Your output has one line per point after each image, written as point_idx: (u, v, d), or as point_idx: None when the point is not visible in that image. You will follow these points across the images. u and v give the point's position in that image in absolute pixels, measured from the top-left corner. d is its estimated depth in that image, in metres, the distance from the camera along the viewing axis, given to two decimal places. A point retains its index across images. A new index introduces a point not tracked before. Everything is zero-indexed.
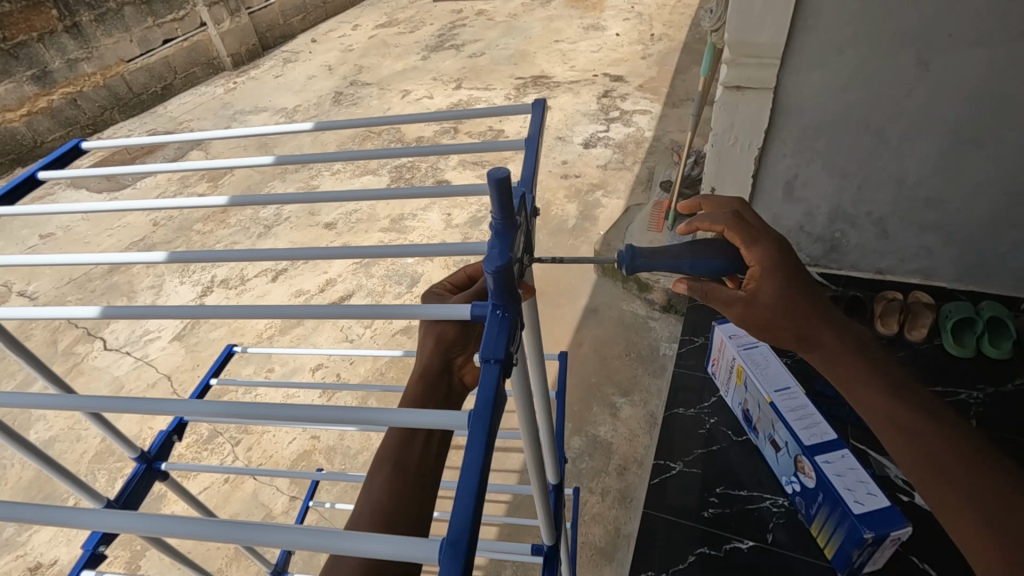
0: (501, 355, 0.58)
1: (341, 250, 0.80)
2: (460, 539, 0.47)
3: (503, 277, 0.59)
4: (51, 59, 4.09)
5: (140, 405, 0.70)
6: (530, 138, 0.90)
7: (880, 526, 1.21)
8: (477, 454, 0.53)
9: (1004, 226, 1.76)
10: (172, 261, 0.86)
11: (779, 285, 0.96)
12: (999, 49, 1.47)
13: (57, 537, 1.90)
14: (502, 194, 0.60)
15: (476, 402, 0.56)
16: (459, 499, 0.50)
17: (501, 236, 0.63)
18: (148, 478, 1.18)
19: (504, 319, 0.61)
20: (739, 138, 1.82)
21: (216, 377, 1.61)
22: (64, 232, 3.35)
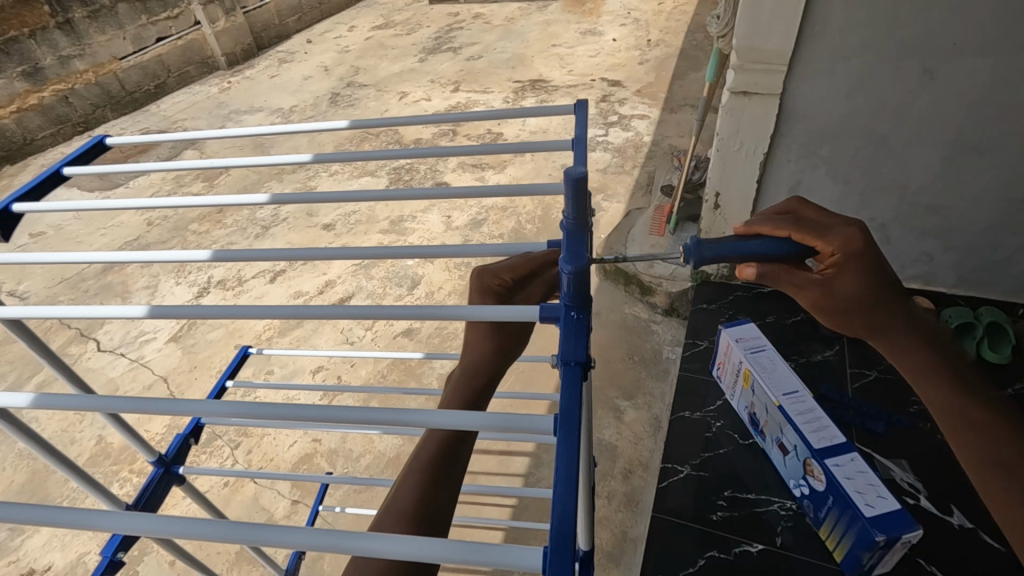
0: (581, 356, 0.61)
1: (396, 250, 0.82)
2: (567, 540, 0.46)
3: (578, 279, 0.64)
4: (43, 56, 4.03)
5: (152, 405, 0.65)
6: (577, 137, 0.90)
7: (891, 529, 1.22)
8: (572, 449, 0.53)
9: (1003, 233, 1.79)
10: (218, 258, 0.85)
11: (861, 274, 0.87)
12: (1003, 59, 1.49)
13: (51, 542, 1.86)
14: (576, 199, 0.63)
15: (562, 404, 0.57)
16: (558, 503, 0.49)
17: (573, 239, 0.66)
18: (164, 482, 1.16)
19: (579, 321, 0.64)
20: (745, 144, 1.83)
21: (232, 379, 1.59)
22: (55, 231, 3.30)
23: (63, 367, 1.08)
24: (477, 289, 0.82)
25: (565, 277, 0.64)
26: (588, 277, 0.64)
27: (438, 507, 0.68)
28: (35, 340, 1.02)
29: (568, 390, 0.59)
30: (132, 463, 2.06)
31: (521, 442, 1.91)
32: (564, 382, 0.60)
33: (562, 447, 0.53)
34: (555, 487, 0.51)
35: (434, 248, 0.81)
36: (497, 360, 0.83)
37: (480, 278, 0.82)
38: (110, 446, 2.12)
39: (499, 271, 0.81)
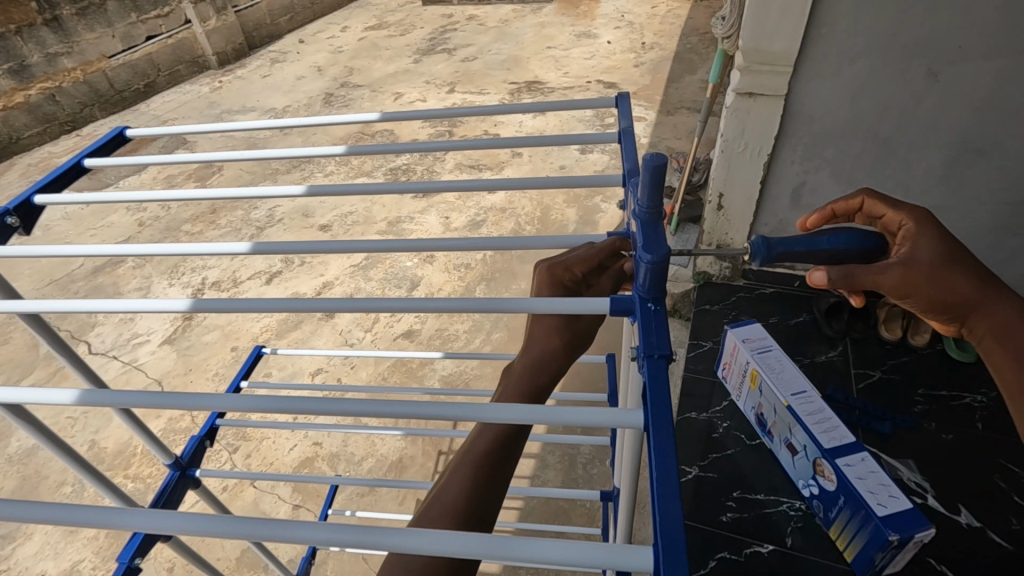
0: (666, 350, 0.59)
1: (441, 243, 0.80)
2: (679, 539, 0.46)
3: (656, 270, 0.62)
4: (30, 53, 3.95)
5: (187, 399, 0.66)
6: (623, 131, 0.92)
7: (904, 528, 1.22)
8: (669, 446, 0.52)
9: (1004, 234, 1.81)
10: (256, 251, 0.84)
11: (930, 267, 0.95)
12: (1006, 61, 1.51)
13: (43, 550, 1.81)
14: (655, 185, 0.61)
15: (649, 395, 0.56)
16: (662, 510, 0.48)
17: (649, 229, 0.64)
18: (181, 485, 1.14)
19: (658, 313, 0.63)
20: (750, 145, 1.84)
21: (246, 379, 1.55)
22: (43, 232, 3.22)
23: (80, 365, 1.04)
24: (546, 281, 0.79)
25: (643, 267, 0.62)
26: (667, 267, 0.61)
27: (485, 505, 0.65)
28: (54, 335, 0.99)
29: (656, 383, 0.57)
30: (127, 468, 2.01)
31: (526, 444, 1.90)
32: (651, 374, 0.57)
33: (661, 444, 0.52)
34: (656, 487, 0.49)
35: (479, 241, 0.80)
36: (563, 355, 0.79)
37: (549, 271, 0.80)
38: (104, 451, 2.07)
39: (570, 264, 0.80)
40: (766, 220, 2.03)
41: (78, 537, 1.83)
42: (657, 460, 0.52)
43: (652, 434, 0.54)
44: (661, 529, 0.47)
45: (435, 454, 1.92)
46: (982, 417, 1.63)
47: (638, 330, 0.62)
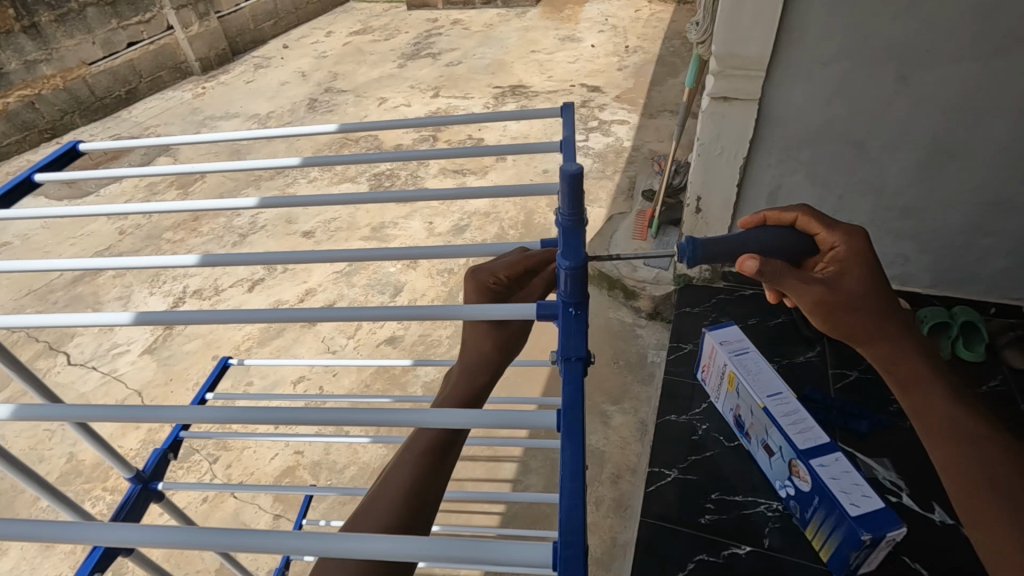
0: (582, 352, 0.62)
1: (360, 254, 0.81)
2: (579, 537, 0.46)
3: (577, 276, 0.63)
4: (8, 60, 3.91)
5: (148, 411, 0.66)
6: (566, 138, 0.89)
7: (876, 528, 1.23)
8: (576, 442, 0.53)
9: (976, 234, 1.84)
10: (205, 263, 0.85)
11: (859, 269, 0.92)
12: (974, 65, 1.54)
13: (19, 566, 1.78)
14: (574, 189, 0.60)
15: (565, 395, 0.58)
16: (567, 507, 0.48)
17: (570, 233, 0.63)
18: (144, 499, 1.12)
19: (580, 318, 0.63)
20: (726, 149, 1.85)
21: (211, 391, 1.55)
22: (22, 241, 3.19)
23: (31, 379, 1.03)
24: (472, 287, 0.78)
25: (563, 274, 0.63)
26: (587, 274, 0.63)
27: (426, 500, 0.66)
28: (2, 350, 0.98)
29: (570, 386, 0.59)
30: (105, 480, 1.98)
31: (508, 448, 1.89)
32: (567, 378, 0.60)
33: (568, 444, 0.53)
34: (561, 491, 0.49)
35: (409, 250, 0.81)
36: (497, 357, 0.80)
37: (474, 276, 0.78)
38: (82, 463, 2.05)
39: (493, 269, 0.78)
40: None
41: (55, 552, 1.81)
42: (566, 457, 0.52)
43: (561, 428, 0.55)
44: (561, 528, 0.47)
45: None
46: None
47: (559, 334, 0.63)
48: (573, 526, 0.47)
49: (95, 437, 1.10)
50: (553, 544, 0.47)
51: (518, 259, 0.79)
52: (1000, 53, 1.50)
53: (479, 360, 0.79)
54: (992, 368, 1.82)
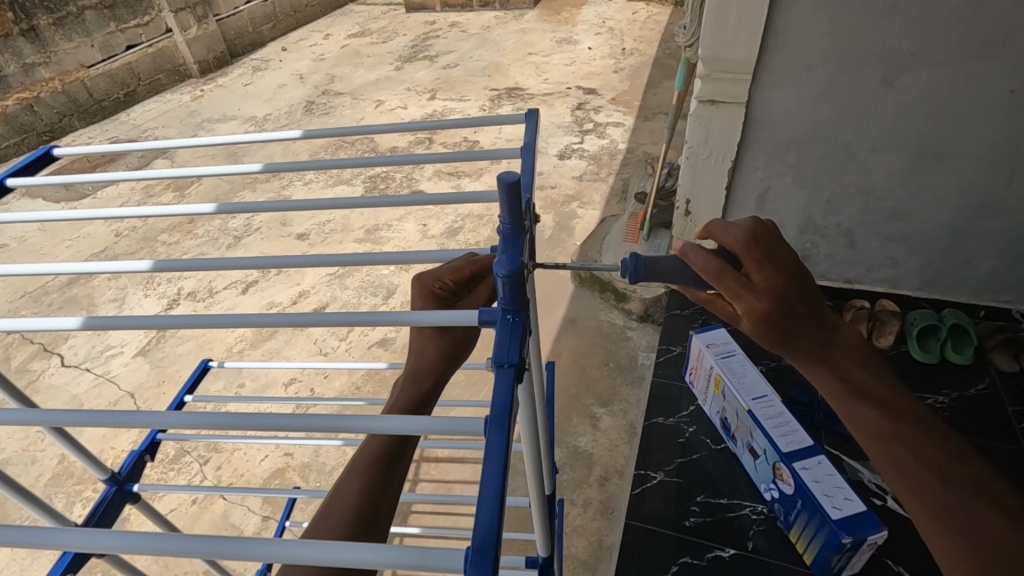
0: (514, 359, 0.59)
1: (301, 259, 0.83)
2: (487, 543, 0.45)
3: (514, 283, 0.61)
4: (6, 63, 3.92)
5: (120, 417, 0.65)
6: (527, 144, 0.89)
7: (857, 531, 1.24)
8: (501, 447, 0.52)
9: (964, 237, 1.84)
10: (158, 267, 0.83)
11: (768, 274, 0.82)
12: (958, 68, 1.54)
13: (9, 567, 1.79)
14: (514, 200, 0.60)
15: (492, 405, 0.55)
16: (483, 511, 0.47)
17: (510, 240, 0.62)
18: (118, 501, 1.13)
19: (516, 324, 0.61)
20: (715, 152, 1.86)
21: (190, 394, 1.55)
22: (18, 244, 3.21)
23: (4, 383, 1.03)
24: (419, 292, 0.80)
25: (500, 281, 0.61)
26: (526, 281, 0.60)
27: (378, 509, 0.67)
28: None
29: (498, 394, 0.56)
30: (96, 482, 1.99)
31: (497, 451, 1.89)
32: (495, 385, 0.57)
33: (491, 448, 0.52)
34: (480, 495, 0.48)
35: (351, 257, 0.81)
36: (445, 360, 0.81)
37: (420, 282, 0.80)
38: (73, 465, 2.05)
39: (440, 274, 0.80)
40: None
41: (46, 554, 1.82)
42: (488, 461, 0.51)
43: (488, 425, 0.54)
44: (475, 534, 0.45)
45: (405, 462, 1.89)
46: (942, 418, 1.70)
47: (494, 340, 0.61)
48: (485, 530, 0.46)
49: (71, 440, 1.11)
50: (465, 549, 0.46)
51: (465, 263, 0.80)
52: (984, 56, 1.50)
53: (424, 366, 0.80)
54: (981, 370, 1.82)
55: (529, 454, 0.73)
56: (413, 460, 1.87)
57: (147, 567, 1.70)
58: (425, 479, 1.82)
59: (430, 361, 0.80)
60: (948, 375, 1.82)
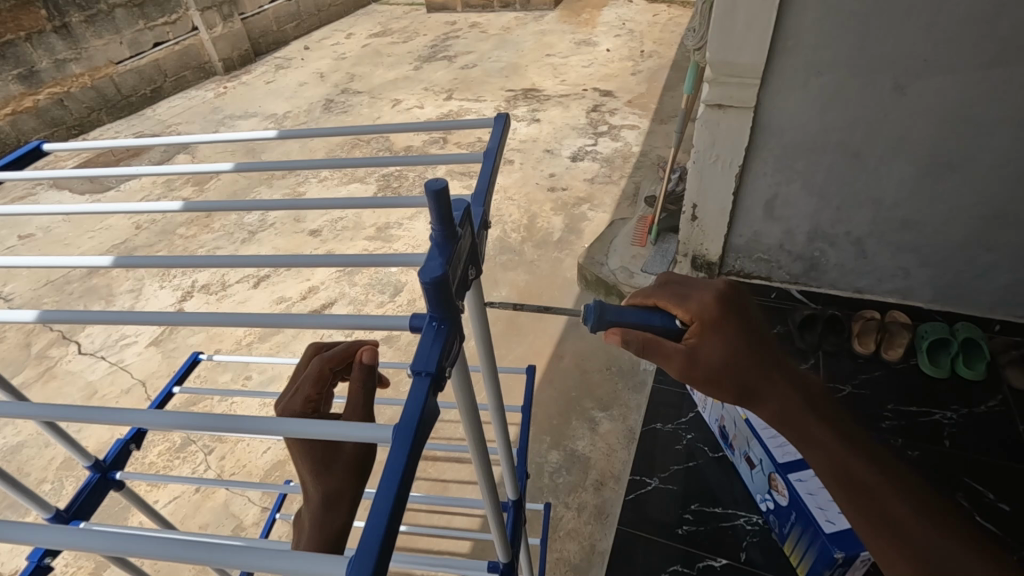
0: (432, 368, 0.57)
1: (243, 258, 0.77)
2: (370, 549, 0.46)
3: (439, 289, 0.58)
4: (39, 59, 4.07)
5: (99, 413, 0.67)
6: (489, 150, 0.89)
7: (850, 547, 1.21)
8: (402, 457, 0.51)
9: (978, 248, 1.78)
10: (117, 265, 0.82)
11: (717, 329, 0.85)
12: (972, 75, 1.50)
13: (20, 546, 1.85)
14: (443, 205, 0.58)
15: (402, 416, 0.54)
16: (372, 523, 0.47)
17: (441, 247, 0.60)
18: (102, 487, 1.16)
19: (440, 331, 0.60)
20: (721, 157, 1.83)
21: (179, 384, 1.58)
22: (44, 233, 3.32)
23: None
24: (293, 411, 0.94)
25: (424, 288, 0.58)
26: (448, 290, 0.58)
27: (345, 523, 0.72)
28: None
29: (409, 404, 0.55)
30: None
31: None
32: (409, 393, 0.56)
33: (391, 459, 0.51)
34: (371, 509, 0.48)
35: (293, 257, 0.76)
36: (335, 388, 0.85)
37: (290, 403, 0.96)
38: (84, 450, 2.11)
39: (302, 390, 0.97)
40: (741, 231, 2.02)
41: None
42: (386, 473, 0.50)
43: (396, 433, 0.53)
44: (361, 545, 0.46)
45: None
46: (949, 435, 1.66)
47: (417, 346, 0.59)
48: (371, 532, 0.47)
49: (58, 429, 1.14)
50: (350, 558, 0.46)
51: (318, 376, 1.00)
52: (1000, 63, 1.46)
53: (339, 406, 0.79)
54: (994, 386, 1.77)
55: (477, 462, 0.72)
56: None
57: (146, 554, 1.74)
58: (422, 478, 1.83)
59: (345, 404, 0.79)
60: (957, 390, 1.78)
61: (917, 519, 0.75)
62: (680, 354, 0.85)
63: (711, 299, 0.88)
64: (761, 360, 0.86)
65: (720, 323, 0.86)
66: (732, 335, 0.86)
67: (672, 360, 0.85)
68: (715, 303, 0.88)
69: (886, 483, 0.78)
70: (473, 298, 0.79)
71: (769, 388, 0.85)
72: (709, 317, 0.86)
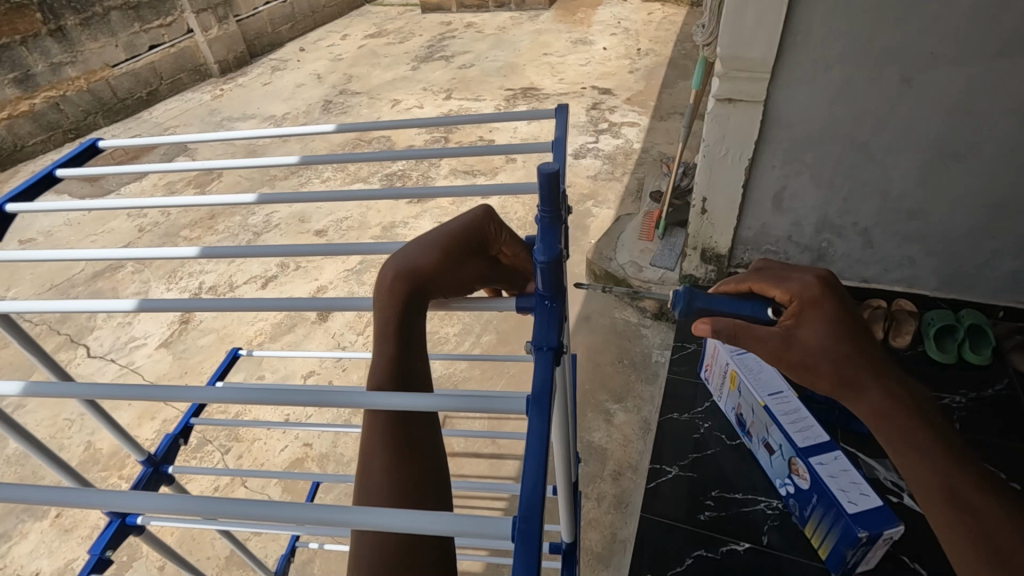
0: (554, 343, 0.63)
1: (321, 249, 0.84)
2: (534, 511, 0.48)
3: (551, 270, 0.64)
4: (35, 62, 4.04)
5: (154, 390, 0.67)
6: (556, 139, 0.92)
7: (873, 525, 1.25)
8: (542, 423, 0.55)
9: (983, 236, 1.83)
10: (203, 254, 0.88)
11: (822, 319, 0.83)
12: (977, 67, 1.54)
13: (39, 549, 1.84)
14: (552, 188, 0.60)
15: (535, 385, 0.58)
16: (527, 486, 0.50)
17: (547, 229, 0.62)
18: (155, 481, 1.20)
19: (552, 309, 0.66)
20: (731, 151, 1.87)
21: (222, 380, 1.66)
22: (45, 237, 3.30)
23: (47, 361, 1.10)
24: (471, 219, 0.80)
25: (539, 269, 0.64)
26: (561, 269, 0.63)
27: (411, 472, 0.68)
28: (14, 329, 1.03)
29: (538, 374, 0.60)
30: (121, 469, 2.04)
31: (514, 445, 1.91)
32: (535, 365, 0.61)
33: (532, 427, 0.54)
34: (525, 475, 0.51)
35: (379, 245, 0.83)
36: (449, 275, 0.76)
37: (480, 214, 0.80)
38: (99, 452, 2.11)
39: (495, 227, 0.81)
40: (750, 223, 2.06)
41: (74, 536, 1.87)
42: (530, 440, 0.54)
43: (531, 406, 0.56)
44: (521, 506, 0.49)
45: None
46: (959, 418, 1.70)
47: (535, 323, 0.65)
48: (529, 501, 0.49)
49: (110, 422, 1.15)
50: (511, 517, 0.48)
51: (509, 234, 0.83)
52: (1003, 55, 1.51)
53: (416, 254, 0.75)
54: (1000, 370, 1.82)
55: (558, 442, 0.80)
56: None
57: None
58: None
59: (425, 258, 0.75)
60: (964, 374, 1.83)
61: (1007, 521, 0.74)
62: (778, 336, 0.84)
63: (813, 283, 0.88)
64: (864, 352, 0.84)
65: (826, 314, 0.84)
66: (840, 324, 0.83)
67: (764, 344, 0.84)
68: (818, 287, 0.87)
69: (981, 491, 0.77)
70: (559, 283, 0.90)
71: (870, 383, 0.83)
72: (814, 307, 0.85)
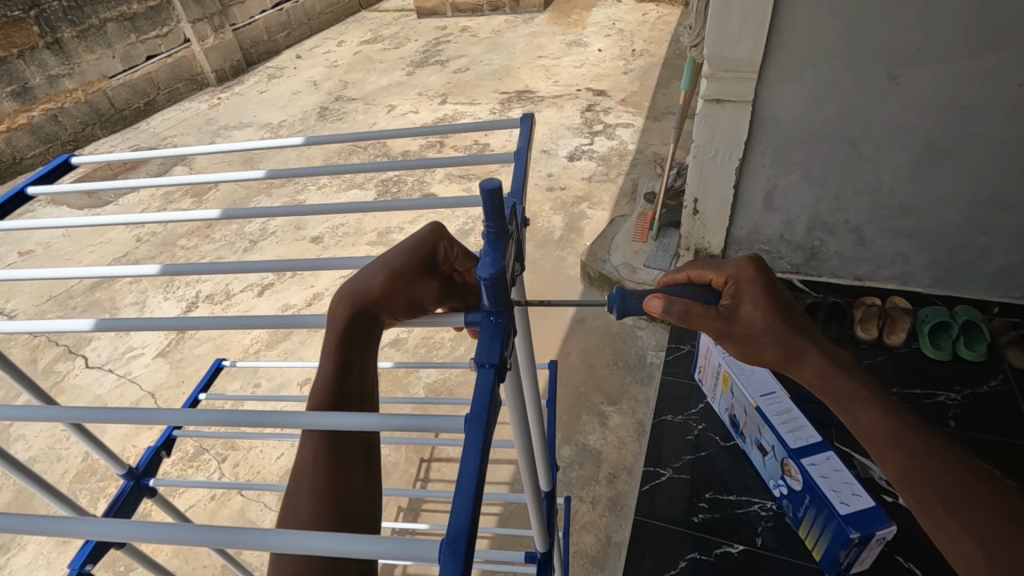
0: (495, 359, 0.61)
1: (293, 263, 0.83)
2: (460, 535, 0.46)
3: (496, 285, 0.64)
4: (32, 75, 4.07)
5: (131, 413, 0.66)
6: (520, 149, 0.92)
7: (864, 526, 1.26)
8: (479, 432, 0.54)
9: (974, 232, 1.82)
10: (164, 271, 0.88)
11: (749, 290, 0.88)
12: (965, 63, 1.54)
13: (37, 560, 1.85)
14: (496, 205, 0.63)
15: (473, 400, 0.57)
16: (458, 505, 0.49)
17: (494, 245, 0.65)
18: (137, 494, 1.22)
19: (498, 325, 0.65)
20: (720, 151, 1.86)
21: (205, 391, 1.65)
22: (44, 249, 3.32)
23: (28, 380, 1.10)
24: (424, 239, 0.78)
25: (483, 285, 0.64)
26: (505, 284, 0.63)
27: (346, 482, 0.69)
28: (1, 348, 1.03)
29: (479, 391, 0.58)
30: (119, 479, 2.05)
31: (508, 450, 1.90)
32: (476, 383, 0.60)
33: (469, 437, 0.54)
34: (455, 491, 0.50)
35: (340, 258, 0.83)
36: (396, 299, 0.75)
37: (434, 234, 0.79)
38: (97, 463, 2.12)
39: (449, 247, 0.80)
40: (742, 223, 2.05)
41: (72, 548, 1.88)
42: (465, 454, 0.53)
43: (469, 417, 0.56)
44: (449, 527, 0.47)
45: (417, 461, 1.90)
46: (953, 415, 1.70)
47: (480, 341, 0.64)
48: (458, 521, 0.48)
49: (92, 437, 1.16)
50: (439, 541, 0.47)
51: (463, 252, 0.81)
52: (991, 50, 1.50)
53: (367, 273, 0.76)
54: (994, 367, 1.82)
55: (523, 454, 0.76)
56: (424, 460, 1.90)
57: (168, 560, 1.76)
58: (437, 478, 1.84)
59: (375, 279, 0.75)
60: (959, 371, 1.82)
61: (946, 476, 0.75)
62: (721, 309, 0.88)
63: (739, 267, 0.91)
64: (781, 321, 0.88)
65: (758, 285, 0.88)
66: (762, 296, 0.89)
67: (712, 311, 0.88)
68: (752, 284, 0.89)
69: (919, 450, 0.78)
70: (518, 295, 0.87)
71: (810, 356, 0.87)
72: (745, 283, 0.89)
